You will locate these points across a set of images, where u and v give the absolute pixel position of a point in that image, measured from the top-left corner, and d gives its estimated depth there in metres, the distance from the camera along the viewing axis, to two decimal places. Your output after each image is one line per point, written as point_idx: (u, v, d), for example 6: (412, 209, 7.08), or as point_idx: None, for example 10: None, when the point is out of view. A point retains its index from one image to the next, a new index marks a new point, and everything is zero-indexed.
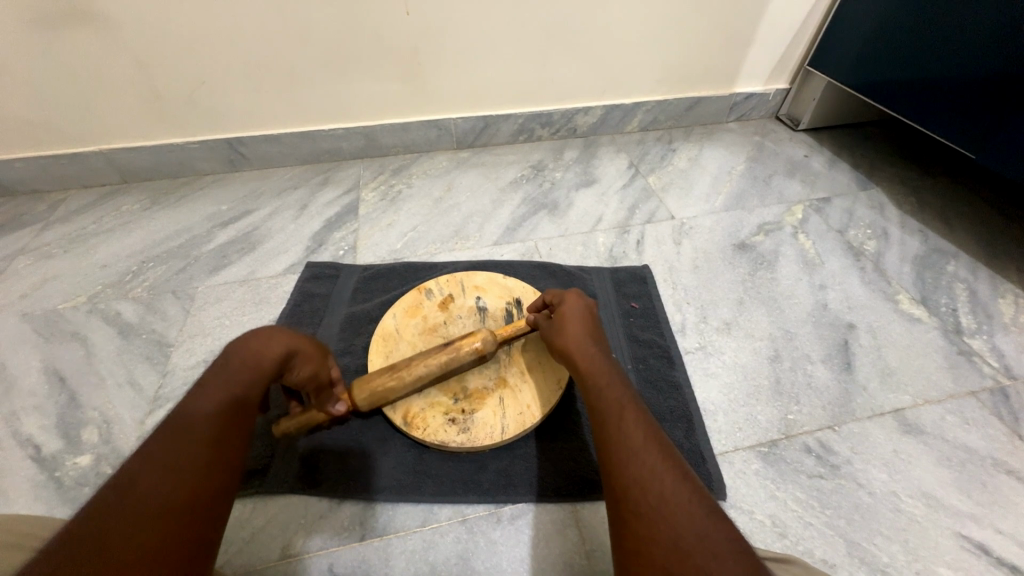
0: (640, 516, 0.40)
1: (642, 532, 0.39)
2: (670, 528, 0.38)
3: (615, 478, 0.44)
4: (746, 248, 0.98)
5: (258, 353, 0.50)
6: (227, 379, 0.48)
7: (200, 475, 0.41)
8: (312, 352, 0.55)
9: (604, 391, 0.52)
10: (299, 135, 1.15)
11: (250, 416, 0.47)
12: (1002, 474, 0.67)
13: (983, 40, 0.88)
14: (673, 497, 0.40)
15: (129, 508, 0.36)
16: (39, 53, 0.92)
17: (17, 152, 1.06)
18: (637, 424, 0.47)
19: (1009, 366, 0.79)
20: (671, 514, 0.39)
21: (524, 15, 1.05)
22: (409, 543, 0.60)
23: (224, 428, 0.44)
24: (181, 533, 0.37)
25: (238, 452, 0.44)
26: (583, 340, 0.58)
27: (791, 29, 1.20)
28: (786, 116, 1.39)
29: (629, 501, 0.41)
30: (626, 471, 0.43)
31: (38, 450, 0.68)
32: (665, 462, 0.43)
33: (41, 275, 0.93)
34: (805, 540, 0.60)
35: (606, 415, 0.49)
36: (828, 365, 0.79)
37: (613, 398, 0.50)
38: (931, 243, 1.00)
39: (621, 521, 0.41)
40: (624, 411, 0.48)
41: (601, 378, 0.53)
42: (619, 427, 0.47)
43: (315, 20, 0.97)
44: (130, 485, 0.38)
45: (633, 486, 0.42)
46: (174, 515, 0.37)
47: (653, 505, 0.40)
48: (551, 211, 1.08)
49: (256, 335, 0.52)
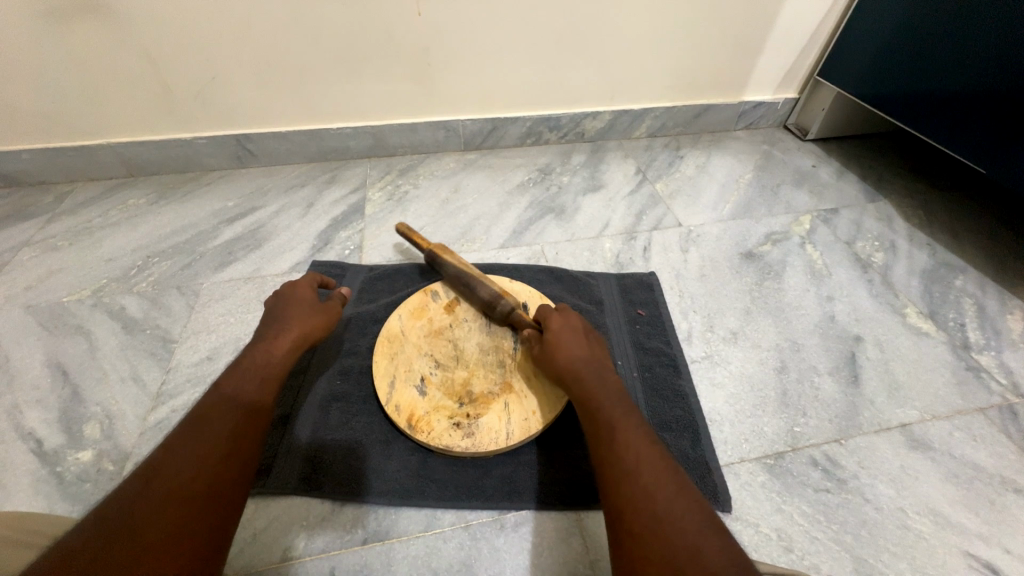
0: (634, 535, 0.40)
1: (640, 552, 0.38)
2: (666, 548, 0.38)
3: (612, 497, 0.43)
4: (753, 257, 0.98)
5: (268, 352, 0.54)
6: (242, 376, 0.51)
7: (217, 465, 0.43)
8: (314, 338, 0.60)
9: (600, 410, 0.51)
10: (308, 133, 1.15)
11: (266, 411, 0.50)
12: (1010, 492, 0.66)
13: (997, 55, 0.88)
14: (668, 515, 0.40)
15: (152, 495, 0.38)
16: (50, 46, 0.92)
17: (24, 143, 1.06)
18: (632, 442, 0.46)
19: (1017, 383, 0.79)
20: (666, 534, 0.38)
21: (536, 20, 1.05)
22: (412, 548, 0.60)
23: (242, 421, 0.47)
24: (200, 519, 0.39)
25: (255, 445, 0.46)
26: (580, 358, 0.58)
27: (801, 38, 1.20)
28: (794, 125, 1.38)
29: (624, 520, 0.41)
30: (622, 491, 0.43)
31: (39, 444, 0.68)
32: (661, 478, 0.43)
33: (46, 268, 0.93)
34: (810, 555, 0.60)
35: (601, 434, 0.49)
36: (835, 379, 0.78)
37: (608, 417, 0.50)
38: (939, 257, 1.00)
39: (619, 542, 0.41)
40: (618, 428, 0.48)
41: (596, 397, 0.53)
42: (616, 446, 0.47)
43: (327, 20, 0.98)
44: (154, 472, 0.40)
45: (629, 507, 0.42)
46: (193, 502, 0.39)
47: (649, 526, 0.39)
48: (558, 215, 1.07)
49: (268, 334, 0.57)
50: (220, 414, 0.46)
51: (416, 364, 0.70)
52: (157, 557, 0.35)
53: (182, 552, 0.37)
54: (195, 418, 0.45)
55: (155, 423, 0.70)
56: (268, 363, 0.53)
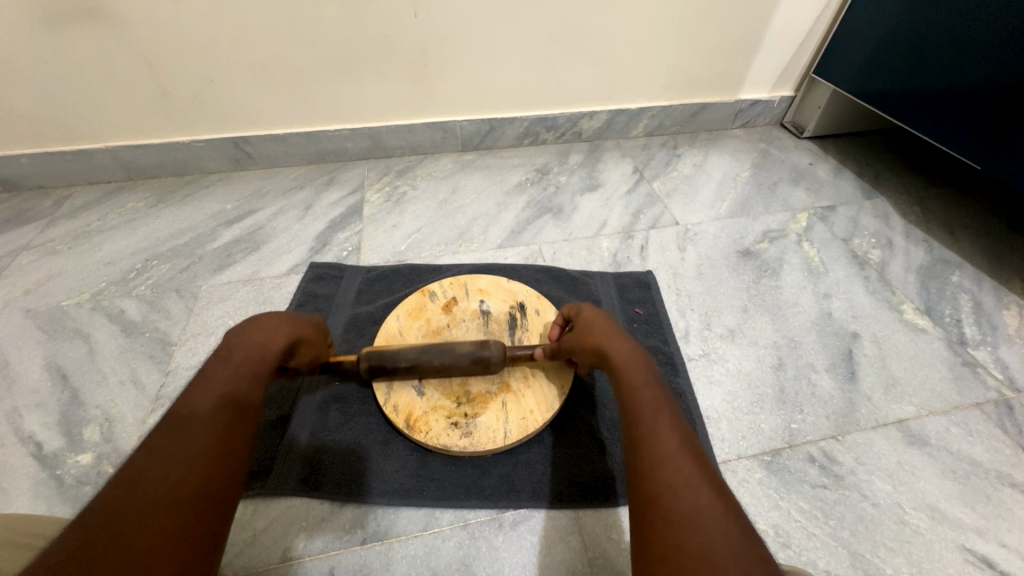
0: (668, 520, 0.37)
1: (670, 538, 0.36)
2: (702, 538, 0.35)
3: (644, 481, 0.41)
4: (750, 255, 0.98)
5: (262, 342, 0.50)
6: (233, 370, 0.47)
7: (209, 465, 0.40)
8: (312, 340, 0.59)
9: (640, 392, 0.49)
10: (306, 135, 1.15)
11: (257, 408, 0.46)
12: (1007, 487, 0.67)
13: (992, 51, 0.88)
14: (706, 507, 0.37)
15: (137, 501, 0.35)
16: (48, 51, 0.93)
17: (23, 148, 1.06)
18: (671, 425, 0.44)
19: (1013, 378, 0.79)
20: (704, 525, 0.36)
21: (531, 21, 1.05)
22: (411, 547, 0.60)
23: (232, 418, 0.43)
24: (193, 525, 0.36)
25: (243, 443, 0.43)
26: (618, 340, 0.55)
27: (797, 37, 1.20)
28: (790, 123, 1.39)
29: (658, 504, 0.39)
30: (655, 472, 0.41)
31: (39, 447, 0.68)
32: (699, 467, 0.40)
33: (44, 272, 0.93)
34: (808, 551, 0.60)
35: (639, 416, 0.46)
36: (832, 375, 0.78)
37: (648, 396, 0.48)
38: (935, 253, 1.00)
39: (649, 527, 0.38)
40: (660, 412, 0.46)
41: (635, 374, 0.51)
42: (653, 426, 0.44)
43: (325, 24, 0.98)
44: (140, 475, 0.37)
45: (661, 490, 0.39)
46: (182, 507, 0.37)
47: (684, 513, 0.37)
48: (556, 215, 1.08)
49: (268, 322, 0.53)
50: (210, 412, 0.42)
51: None
52: (145, 567, 0.32)
53: (171, 562, 0.34)
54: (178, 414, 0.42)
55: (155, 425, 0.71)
56: (260, 355, 0.50)
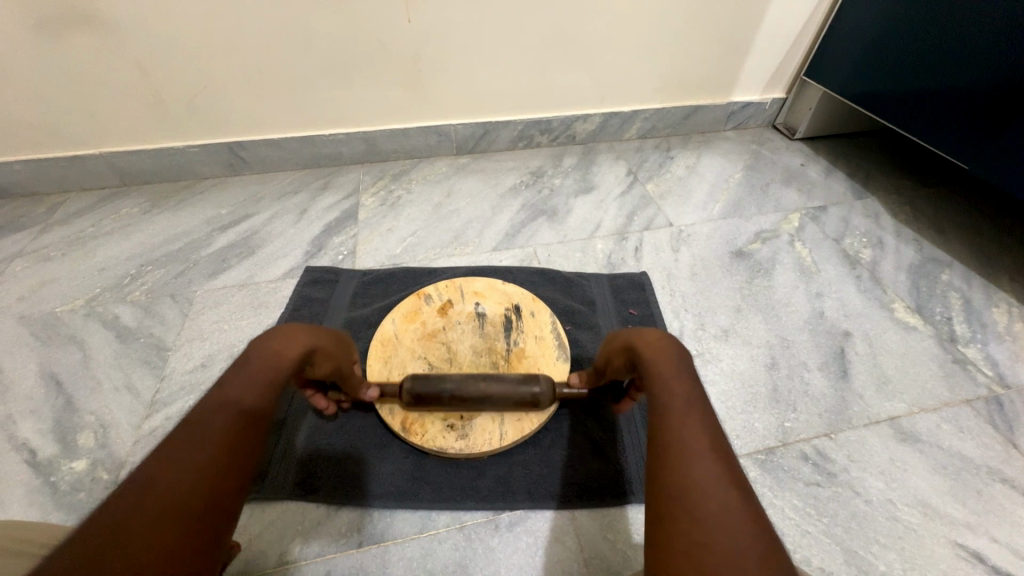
0: (693, 518, 0.35)
1: (695, 536, 0.34)
2: (730, 542, 0.33)
3: (668, 474, 0.38)
4: (743, 256, 0.99)
5: (278, 349, 0.46)
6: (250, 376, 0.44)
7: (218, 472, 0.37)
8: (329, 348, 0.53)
9: (668, 385, 0.46)
10: (300, 140, 1.15)
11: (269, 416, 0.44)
12: (997, 482, 0.67)
13: (980, 52, 0.89)
14: (734, 511, 0.35)
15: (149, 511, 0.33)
16: (42, 59, 0.93)
17: (17, 155, 1.06)
18: (702, 423, 0.41)
19: (1003, 374, 0.80)
20: (732, 531, 0.33)
21: (523, 25, 1.06)
22: (408, 550, 0.60)
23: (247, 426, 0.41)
24: (201, 535, 0.34)
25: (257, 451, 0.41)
26: (649, 333, 0.52)
27: (787, 39, 1.21)
28: (782, 124, 1.40)
29: (683, 500, 0.36)
30: (683, 469, 0.38)
31: (33, 454, 0.68)
32: (726, 469, 0.38)
33: (39, 279, 0.93)
34: (801, 548, 0.61)
35: (667, 410, 0.43)
36: (825, 373, 0.79)
37: (677, 388, 0.45)
38: (926, 252, 1.01)
39: (668, 520, 0.36)
40: (689, 409, 0.43)
41: (667, 365, 0.48)
42: (681, 422, 0.41)
43: (319, 30, 0.99)
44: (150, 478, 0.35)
45: (688, 488, 0.37)
46: (192, 515, 0.35)
47: (712, 514, 0.35)
48: (550, 217, 1.08)
49: (283, 331, 0.49)
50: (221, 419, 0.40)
51: (409, 368, 0.70)
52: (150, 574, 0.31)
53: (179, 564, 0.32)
54: (194, 421, 0.39)
55: (150, 431, 0.71)
56: (276, 365, 0.45)
